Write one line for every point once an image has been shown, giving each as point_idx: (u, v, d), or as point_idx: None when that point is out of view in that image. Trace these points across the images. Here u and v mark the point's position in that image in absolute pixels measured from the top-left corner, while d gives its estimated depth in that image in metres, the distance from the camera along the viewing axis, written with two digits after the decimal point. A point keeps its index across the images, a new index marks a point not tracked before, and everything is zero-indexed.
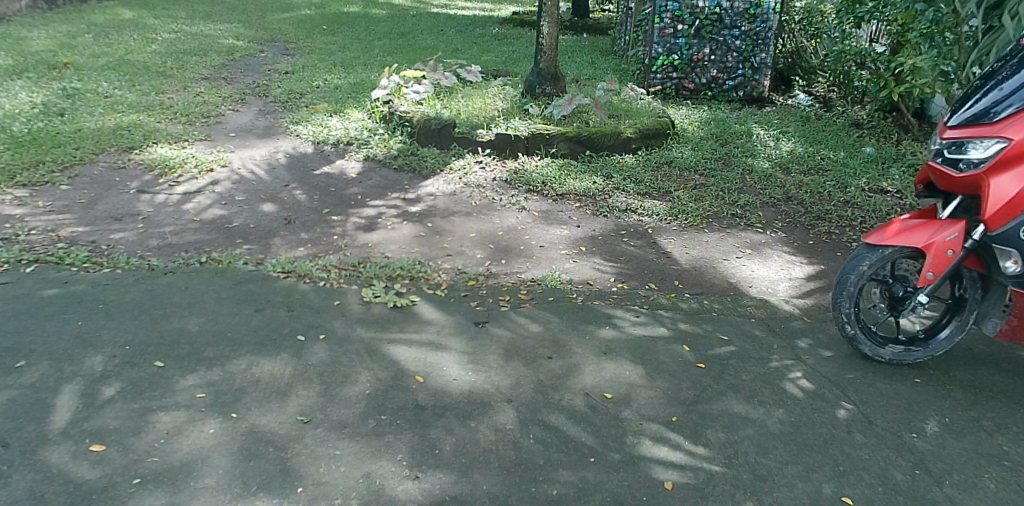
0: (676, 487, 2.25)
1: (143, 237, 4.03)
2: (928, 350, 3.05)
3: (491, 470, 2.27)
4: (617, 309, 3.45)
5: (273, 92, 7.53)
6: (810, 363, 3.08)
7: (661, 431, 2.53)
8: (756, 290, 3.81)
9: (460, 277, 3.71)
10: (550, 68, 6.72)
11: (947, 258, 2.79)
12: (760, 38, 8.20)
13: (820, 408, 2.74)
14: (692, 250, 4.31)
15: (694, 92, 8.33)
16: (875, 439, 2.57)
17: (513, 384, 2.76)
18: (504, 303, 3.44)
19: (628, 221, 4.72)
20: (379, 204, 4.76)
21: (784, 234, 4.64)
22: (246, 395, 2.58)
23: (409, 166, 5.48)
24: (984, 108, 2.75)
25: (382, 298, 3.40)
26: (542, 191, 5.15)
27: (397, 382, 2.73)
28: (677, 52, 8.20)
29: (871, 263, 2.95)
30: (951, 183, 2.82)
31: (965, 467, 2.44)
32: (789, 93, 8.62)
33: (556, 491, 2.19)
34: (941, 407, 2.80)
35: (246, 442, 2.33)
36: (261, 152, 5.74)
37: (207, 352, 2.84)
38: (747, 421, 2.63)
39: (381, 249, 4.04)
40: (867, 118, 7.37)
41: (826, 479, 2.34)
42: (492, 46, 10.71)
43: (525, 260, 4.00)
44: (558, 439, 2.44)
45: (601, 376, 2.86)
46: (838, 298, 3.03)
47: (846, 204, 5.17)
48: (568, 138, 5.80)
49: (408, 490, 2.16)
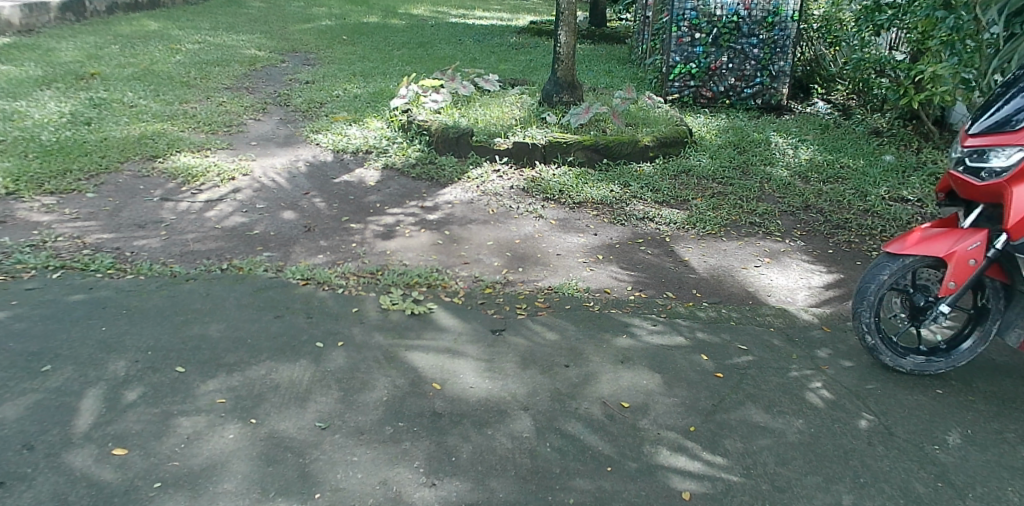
0: (694, 497, 2.23)
1: (166, 245, 4.10)
2: (950, 361, 3.01)
3: (508, 478, 2.27)
4: (634, 318, 3.45)
5: (294, 101, 7.62)
6: (830, 373, 3.05)
7: (679, 441, 2.52)
8: (775, 299, 3.79)
9: (477, 284, 3.73)
10: (568, 76, 6.74)
11: (969, 268, 2.78)
12: (778, 46, 8.17)
13: (841, 419, 2.72)
14: (710, 259, 4.30)
15: (712, 100, 8.32)
16: (897, 451, 2.54)
17: (530, 392, 2.76)
18: (522, 311, 3.46)
19: (645, 229, 4.72)
20: (397, 212, 4.79)
21: (804, 243, 4.62)
22: (265, 401, 2.61)
23: (427, 175, 5.53)
24: (1006, 116, 2.72)
25: (400, 305, 3.43)
26: (559, 199, 5.16)
27: (415, 389, 2.74)
28: (694, 61, 8.23)
29: (892, 272, 2.93)
30: (973, 192, 2.80)
31: (989, 480, 2.41)
32: (807, 102, 8.62)
33: (573, 500, 2.19)
34: (964, 419, 2.76)
35: (266, 447, 2.35)
36: (282, 160, 5.81)
37: (228, 358, 2.88)
38: (765, 431, 2.61)
39: (399, 256, 4.07)
40: (886, 126, 7.33)
41: (847, 490, 2.32)
42: (510, 55, 10.77)
43: (542, 268, 4.01)
44: (575, 448, 2.44)
45: (619, 385, 2.86)
46: (858, 307, 3.00)
47: (866, 212, 5.14)
48: (586, 146, 5.82)
49: (425, 497, 2.17)
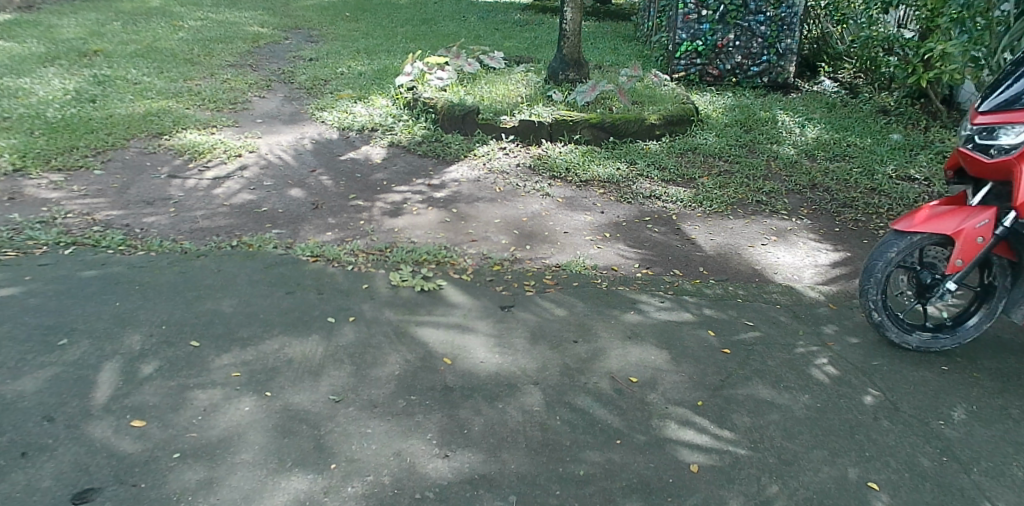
0: (702, 469, 2.27)
1: (175, 221, 4.12)
2: (955, 337, 3.04)
3: (519, 450, 2.31)
4: (641, 295, 3.47)
5: (298, 78, 7.59)
6: (836, 349, 3.08)
7: (687, 415, 2.56)
8: (782, 277, 3.81)
9: (486, 262, 3.75)
10: (574, 54, 6.70)
11: (977, 246, 2.79)
12: (786, 23, 8.10)
13: (846, 394, 2.75)
14: (717, 237, 4.31)
15: (718, 78, 8.28)
16: (902, 426, 2.57)
17: (540, 367, 2.80)
18: (531, 287, 3.48)
19: (652, 207, 4.73)
20: (404, 190, 4.80)
21: (810, 221, 4.62)
22: (279, 374, 2.64)
23: (433, 152, 5.54)
24: (1016, 94, 2.72)
25: (410, 282, 3.45)
26: (566, 177, 5.16)
27: (426, 363, 2.78)
28: (701, 38, 8.17)
29: (899, 250, 2.94)
30: (982, 169, 2.81)
31: (993, 455, 2.44)
32: (814, 80, 8.57)
33: (583, 472, 2.22)
34: (969, 394, 2.80)
35: (282, 419, 2.39)
36: (288, 138, 5.81)
37: (241, 332, 2.92)
38: (772, 406, 2.65)
39: (407, 234, 4.09)
40: (894, 104, 7.29)
41: (853, 464, 2.35)
42: (514, 33, 10.68)
43: (549, 246, 4.03)
44: (585, 421, 2.48)
45: (627, 360, 2.89)
46: (865, 285, 3.02)
47: (873, 191, 5.14)
48: (592, 124, 5.80)
49: (439, 468, 2.21)
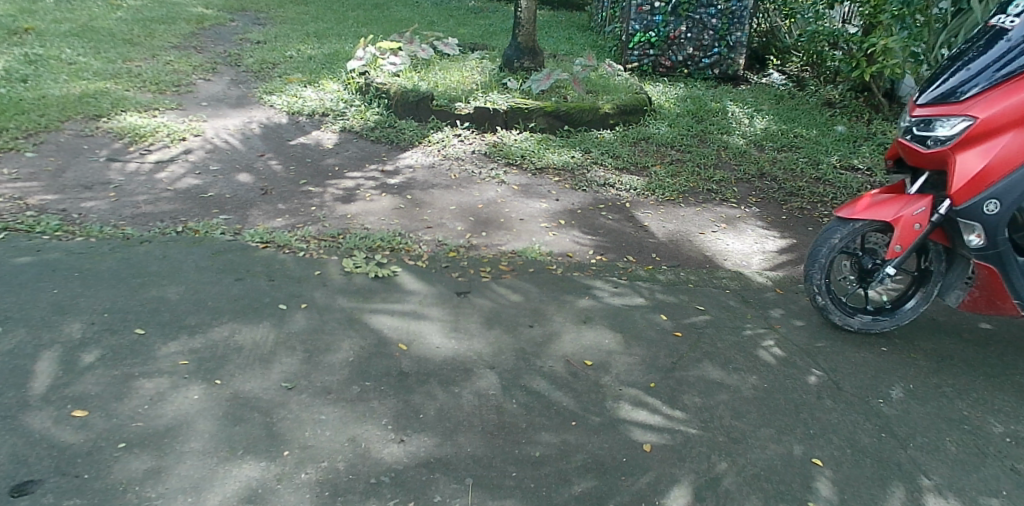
0: (655, 448, 2.32)
1: (116, 206, 3.98)
2: (894, 319, 3.17)
3: (475, 433, 2.31)
4: (595, 281, 3.50)
5: (245, 61, 7.40)
6: (782, 331, 3.18)
7: (640, 396, 2.60)
8: (731, 263, 3.90)
9: (441, 248, 3.73)
10: (528, 41, 6.70)
11: (914, 232, 2.91)
12: (736, 17, 8.26)
13: (792, 374, 2.84)
14: (669, 224, 4.39)
15: (671, 69, 8.39)
16: (844, 404, 2.67)
17: (495, 352, 2.80)
18: (486, 273, 3.48)
19: (606, 195, 4.78)
20: (357, 176, 4.74)
21: (758, 209, 4.74)
22: (229, 362, 2.59)
23: (386, 138, 5.48)
24: (951, 88, 2.87)
25: (363, 268, 3.41)
26: (521, 164, 5.17)
27: (380, 349, 2.75)
28: (654, 29, 8.27)
29: (842, 236, 3.05)
30: (919, 159, 2.93)
31: (928, 431, 2.56)
32: (763, 72, 8.78)
33: (538, 453, 2.24)
34: (906, 374, 2.92)
35: (232, 407, 2.34)
36: (235, 121, 5.66)
37: (189, 319, 2.84)
38: (721, 387, 2.71)
39: (360, 220, 4.03)
40: (839, 97, 7.52)
41: (798, 441, 2.43)
42: (468, 19, 10.61)
43: (505, 233, 4.03)
44: (540, 404, 2.50)
45: (581, 344, 2.92)
46: (810, 270, 3.12)
47: (818, 181, 5.29)
48: (547, 112, 5.82)
49: (394, 452, 2.20)
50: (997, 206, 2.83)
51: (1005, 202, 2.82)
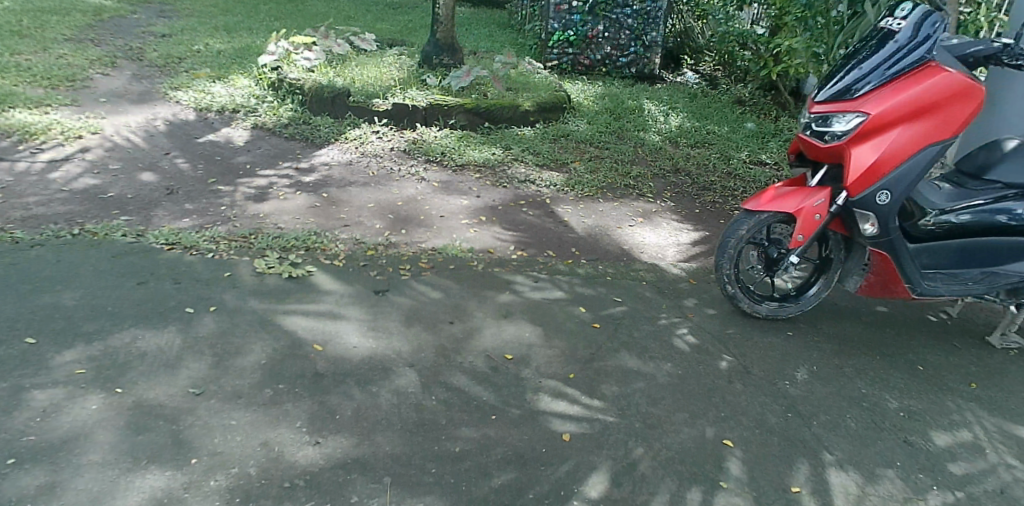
0: (574, 438, 2.35)
1: (3, 209, 3.71)
2: (799, 305, 3.32)
3: (393, 432, 2.28)
4: (516, 276, 3.52)
5: (148, 56, 7.05)
6: (696, 320, 3.28)
7: (559, 388, 2.63)
8: (648, 256, 4.00)
9: (358, 246, 3.66)
10: (447, 38, 6.66)
11: (815, 222, 3.05)
12: (651, 17, 8.46)
13: (704, 361, 2.94)
14: (588, 219, 4.46)
15: (590, 68, 8.53)
16: (753, 387, 2.78)
17: (414, 349, 2.78)
18: (405, 271, 3.44)
19: (527, 191, 4.81)
20: (270, 174, 4.60)
21: (674, 204, 4.88)
22: (131, 369, 2.46)
23: (301, 135, 5.34)
24: (847, 85, 3.01)
25: (276, 268, 3.31)
26: (441, 161, 5.14)
27: (294, 350, 2.67)
28: (572, 28, 8.39)
29: (749, 228, 3.18)
30: (819, 153, 3.08)
31: (829, 409, 2.70)
32: (677, 71, 9.04)
33: (458, 448, 2.24)
34: (810, 356, 3.07)
35: (135, 416, 2.23)
36: (137, 118, 5.39)
37: (86, 326, 2.68)
38: (638, 375, 2.78)
39: (273, 219, 3.91)
40: (749, 96, 7.84)
41: (710, 424, 2.52)
42: (385, 15, 10.47)
43: (425, 230, 4.00)
44: (459, 399, 2.49)
45: (501, 338, 2.93)
46: (720, 260, 3.25)
47: (730, 175, 5.50)
48: (467, 109, 5.80)
49: (309, 455, 2.14)
50: (887, 197, 3.04)
51: (894, 193, 3.04)
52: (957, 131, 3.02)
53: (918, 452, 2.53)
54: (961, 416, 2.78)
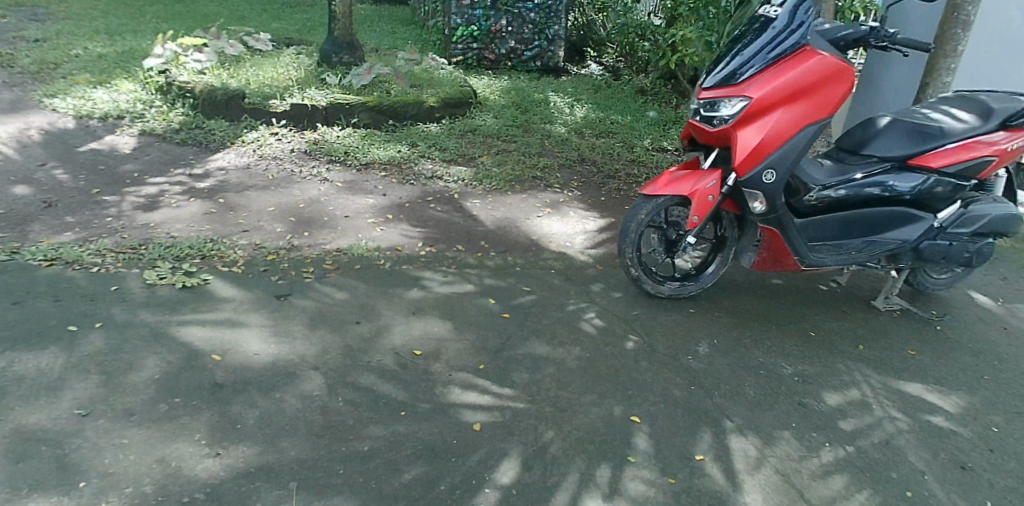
0: (484, 427, 2.36)
1: None
2: (699, 284, 3.45)
3: (299, 436, 2.23)
4: (424, 272, 3.50)
5: (20, 62, 6.58)
6: (603, 304, 3.36)
7: (469, 379, 2.64)
8: (556, 245, 4.06)
9: (258, 252, 3.55)
10: (346, 36, 6.54)
11: (708, 203, 3.18)
12: (553, 11, 8.56)
13: (611, 342, 3.01)
14: (497, 212, 4.48)
15: (495, 63, 8.57)
16: (658, 364, 2.87)
17: (320, 352, 2.72)
18: (308, 274, 3.36)
19: (434, 187, 4.79)
20: (161, 181, 4.39)
21: (580, 193, 4.97)
22: (7, 395, 2.30)
23: (193, 140, 5.13)
24: (731, 70, 3.15)
25: (169, 279, 3.17)
26: (345, 160, 5.04)
27: (191, 362, 2.57)
28: (475, 23, 8.40)
29: (648, 212, 3.28)
30: (708, 137, 3.21)
31: (729, 379, 2.82)
32: (582, 63, 9.20)
33: (367, 447, 2.21)
34: (711, 331, 3.20)
35: (13, 444, 2.08)
36: (8, 129, 5.03)
37: None
38: (547, 361, 2.82)
39: (166, 228, 3.74)
40: (650, 86, 8.07)
41: (618, 402, 2.59)
42: (282, 14, 10.16)
43: (329, 231, 3.92)
44: (368, 398, 2.46)
45: (410, 335, 2.91)
46: (623, 245, 3.34)
47: (633, 163, 5.65)
48: (370, 107, 5.71)
49: (209, 468, 2.06)
50: (773, 175, 3.19)
51: (779, 171, 3.20)
52: (832, 111, 3.20)
53: (811, 412, 2.68)
54: (849, 377, 2.97)
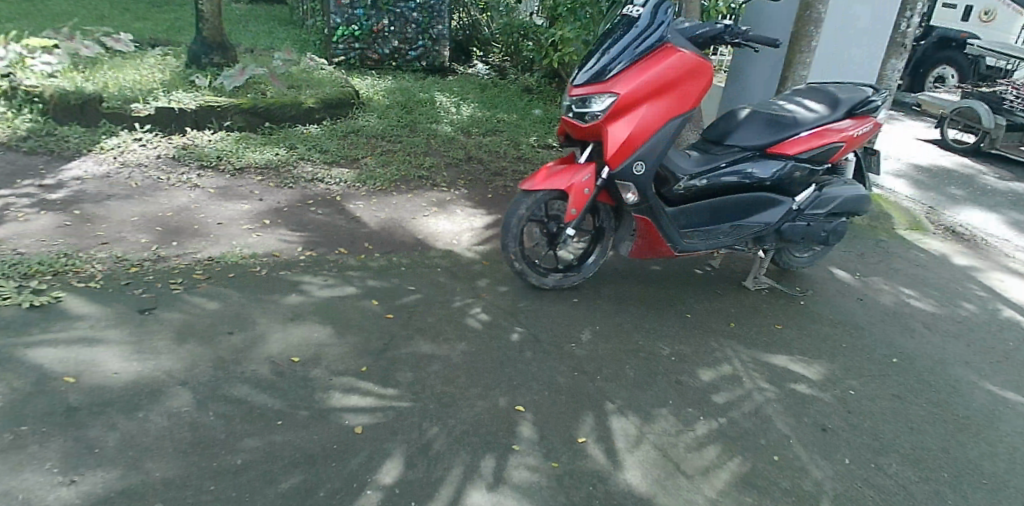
0: (366, 429, 2.32)
1: None
2: (580, 274, 3.55)
3: (166, 455, 2.11)
4: (304, 277, 3.40)
5: None
6: (487, 299, 3.38)
7: (351, 382, 2.59)
8: (441, 243, 4.05)
9: (120, 265, 3.32)
10: (216, 36, 6.24)
11: (585, 196, 3.27)
12: (436, 10, 8.49)
13: (496, 336, 3.04)
14: (381, 213, 4.42)
15: (379, 62, 8.44)
16: (542, 354, 2.93)
17: (189, 366, 2.58)
18: (177, 285, 3.19)
19: (315, 190, 4.66)
20: (5, 194, 4.03)
21: (466, 191, 4.98)
22: None
23: (44, 148, 4.75)
24: (600, 67, 3.25)
25: (15, 299, 2.91)
26: (217, 166, 4.82)
27: (41, 387, 2.37)
28: (356, 23, 8.21)
29: (527, 207, 3.34)
30: (582, 133, 3.30)
31: (610, 363, 2.92)
32: (468, 63, 9.22)
33: (241, 460, 2.12)
34: (593, 319, 3.29)
35: None
36: None
37: None
38: (432, 358, 2.81)
39: (12, 245, 3.43)
40: (535, 84, 8.20)
41: (502, 394, 2.61)
42: (147, 13, 9.57)
43: (201, 240, 3.73)
44: (242, 410, 2.36)
45: (289, 342, 2.81)
46: (505, 240, 3.38)
47: (519, 160, 5.72)
48: (244, 109, 5.48)
49: (62, 497, 1.92)
50: (643, 167, 3.32)
51: (648, 163, 3.32)
52: (694, 105, 3.37)
53: (687, 389, 2.81)
54: (721, 353, 3.13)
